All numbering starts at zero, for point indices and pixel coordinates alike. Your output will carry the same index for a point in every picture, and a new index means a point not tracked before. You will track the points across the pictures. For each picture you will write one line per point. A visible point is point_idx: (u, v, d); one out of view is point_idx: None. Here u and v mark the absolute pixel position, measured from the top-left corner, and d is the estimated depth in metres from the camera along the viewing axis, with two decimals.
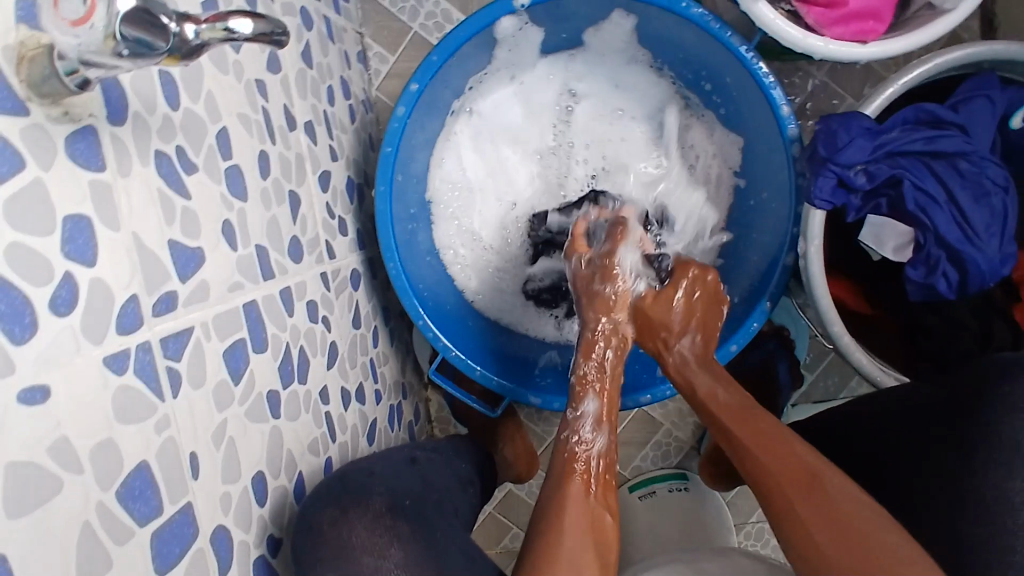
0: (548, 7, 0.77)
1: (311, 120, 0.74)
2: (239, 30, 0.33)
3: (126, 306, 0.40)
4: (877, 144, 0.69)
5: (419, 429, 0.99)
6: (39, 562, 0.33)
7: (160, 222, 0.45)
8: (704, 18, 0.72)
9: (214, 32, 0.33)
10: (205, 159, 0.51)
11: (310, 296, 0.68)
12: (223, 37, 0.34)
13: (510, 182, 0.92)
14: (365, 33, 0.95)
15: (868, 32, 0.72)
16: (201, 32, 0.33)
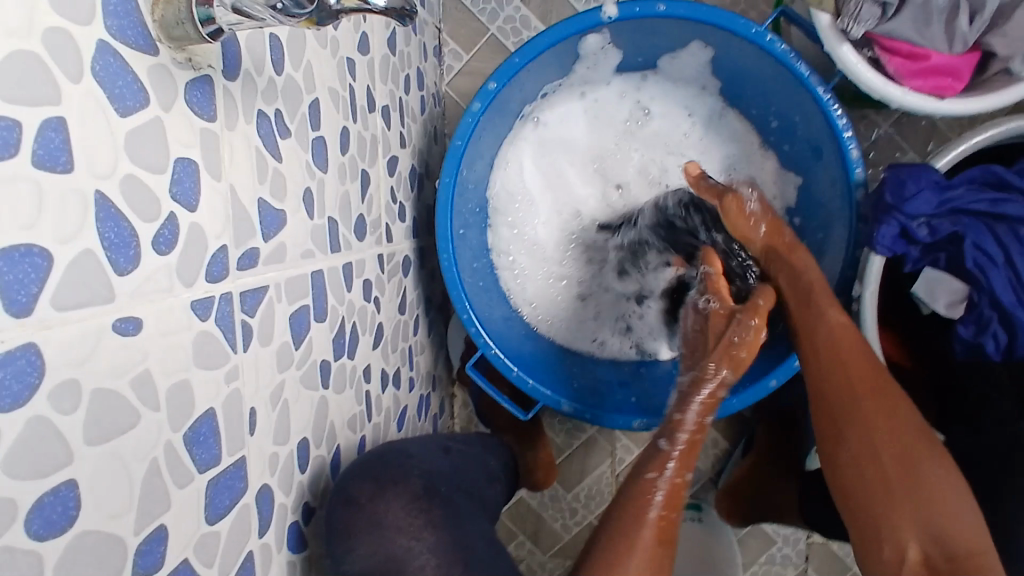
0: (634, 29, 0.77)
1: (388, 105, 0.76)
2: (373, 3, 0.35)
3: (217, 255, 0.41)
4: (944, 198, 0.69)
5: (443, 424, 0.99)
6: (111, 489, 0.34)
7: (254, 179, 0.46)
8: (786, 54, 0.72)
9: (350, 1, 0.34)
10: (297, 126, 0.52)
11: (367, 275, 0.69)
12: (356, 7, 0.34)
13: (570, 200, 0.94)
14: (444, 29, 0.97)
15: (945, 88, 0.72)
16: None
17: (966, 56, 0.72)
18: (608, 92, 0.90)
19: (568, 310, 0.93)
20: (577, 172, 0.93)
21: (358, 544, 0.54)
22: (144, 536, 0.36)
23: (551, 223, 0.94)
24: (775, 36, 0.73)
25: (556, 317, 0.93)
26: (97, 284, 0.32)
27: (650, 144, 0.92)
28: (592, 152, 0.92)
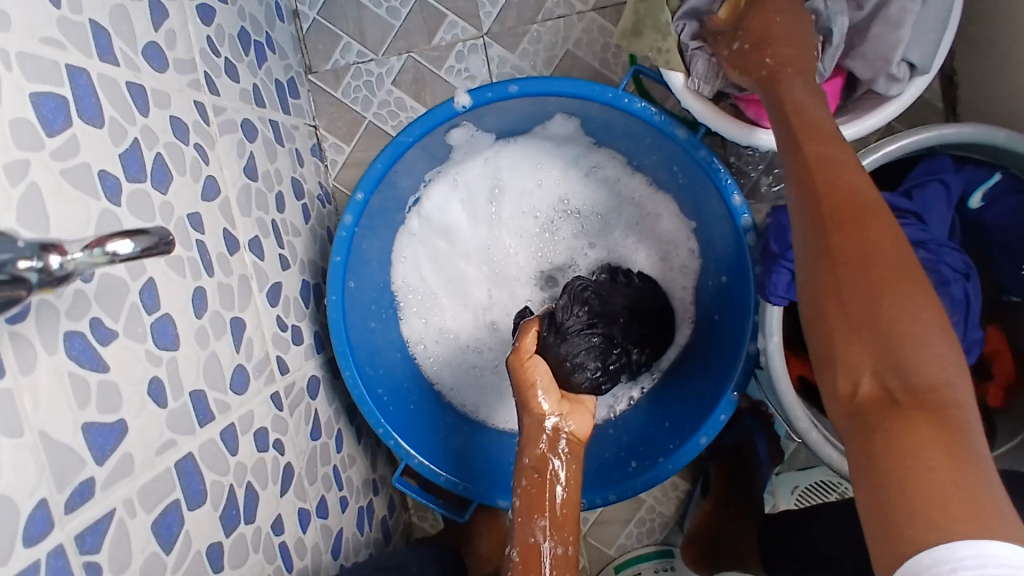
0: (495, 116, 0.77)
1: (258, 234, 0.73)
2: (117, 252, 0.32)
3: (35, 513, 0.38)
4: None
5: (394, 523, 0.96)
6: None
7: (73, 408, 0.42)
8: (648, 111, 0.71)
9: (94, 257, 0.32)
10: (126, 321, 0.49)
11: (259, 424, 0.65)
12: (106, 260, 0.33)
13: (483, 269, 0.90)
14: (319, 125, 0.94)
15: None
16: (66, 261, 0.32)
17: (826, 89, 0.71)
18: (471, 167, 0.86)
19: (498, 385, 0.89)
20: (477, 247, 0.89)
21: None
22: None
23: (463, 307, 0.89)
24: (633, 96, 0.71)
25: (490, 402, 0.89)
26: None
27: (527, 210, 0.89)
28: (479, 232, 0.89)
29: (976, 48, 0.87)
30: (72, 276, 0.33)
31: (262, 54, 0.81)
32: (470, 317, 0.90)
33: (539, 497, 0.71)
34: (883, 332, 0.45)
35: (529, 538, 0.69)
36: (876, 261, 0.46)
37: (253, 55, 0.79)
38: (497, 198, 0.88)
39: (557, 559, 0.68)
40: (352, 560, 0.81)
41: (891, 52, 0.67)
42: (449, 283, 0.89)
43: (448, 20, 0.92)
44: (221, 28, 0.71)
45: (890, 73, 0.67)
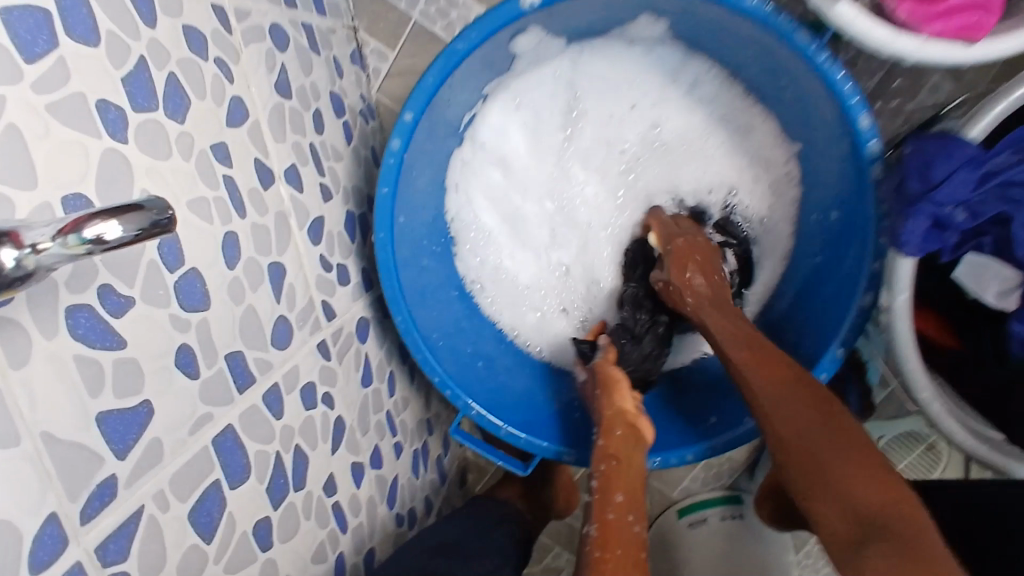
0: (566, 17, 0.65)
1: (295, 163, 0.63)
2: (101, 238, 0.25)
3: (44, 531, 0.33)
4: (982, 172, 0.56)
5: (450, 461, 0.92)
6: None
7: (82, 399, 0.36)
8: (763, 11, 0.58)
9: (69, 247, 0.25)
10: (143, 285, 0.41)
11: (305, 380, 0.59)
12: (84, 251, 0.25)
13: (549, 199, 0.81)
14: (359, 26, 0.82)
15: (975, 27, 0.56)
16: (24, 258, 0.25)
17: None
18: (542, 78, 0.75)
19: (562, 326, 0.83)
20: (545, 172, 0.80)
21: None
22: None
23: (528, 241, 0.81)
24: None
25: (555, 344, 0.82)
26: None
27: (599, 133, 0.79)
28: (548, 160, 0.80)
29: None
30: (39, 271, 0.26)
31: None
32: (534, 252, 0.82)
33: (607, 479, 0.61)
34: (830, 477, 0.48)
35: (605, 513, 0.57)
36: (790, 393, 0.55)
37: None
38: (579, 115, 0.78)
39: (637, 533, 0.55)
40: (407, 507, 0.77)
41: None
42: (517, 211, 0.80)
43: None
44: None
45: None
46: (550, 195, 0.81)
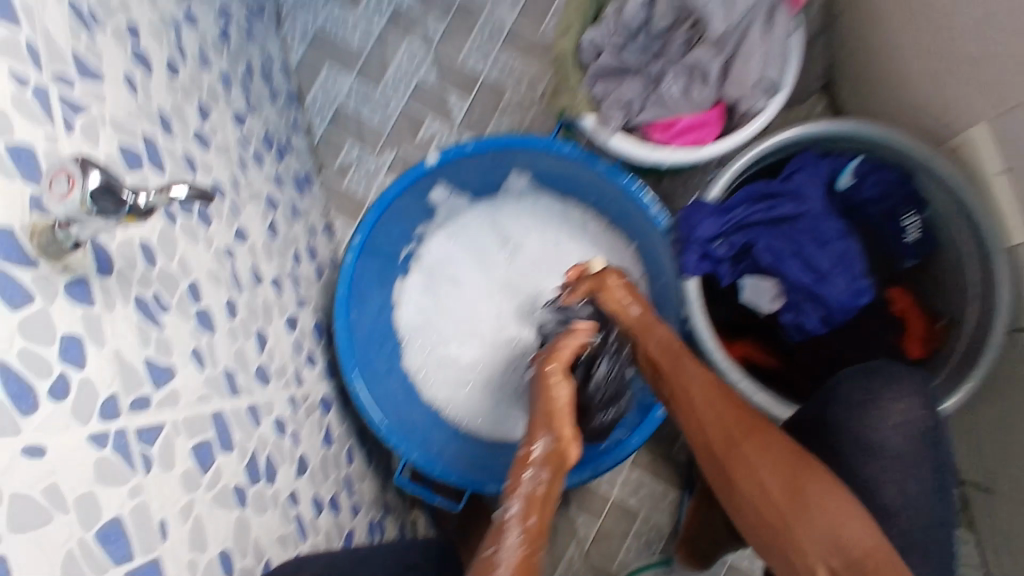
0: (459, 174, 0.98)
1: (279, 276, 0.91)
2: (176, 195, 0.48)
3: (108, 401, 0.53)
4: (726, 219, 0.80)
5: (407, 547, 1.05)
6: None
7: (137, 344, 0.59)
8: (574, 152, 0.90)
9: (161, 198, 0.48)
10: (177, 303, 0.67)
11: (277, 414, 0.80)
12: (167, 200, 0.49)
13: (483, 304, 1.05)
14: (330, 209, 1.17)
15: (702, 138, 0.85)
16: (150, 199, 0.48)
17: (712, 109, 0.85)
18: (462, 222, 1.07)
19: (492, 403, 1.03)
20: (472, 291, 1.05)
21: None
22: None
23: (464, 335, 1.04)
24: (568, 145, 0.91)
25: (485, 419, 1.02)
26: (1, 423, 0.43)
27: (512, 259, 1.06)
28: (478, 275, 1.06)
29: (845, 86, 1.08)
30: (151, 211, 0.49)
31: (282, 152, 1.06)
32: (468, 344, 1.04)
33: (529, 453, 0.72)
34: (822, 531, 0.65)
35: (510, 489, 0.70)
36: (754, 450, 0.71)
37: (275, 151, 1.03)
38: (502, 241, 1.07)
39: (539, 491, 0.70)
40: None
41: (747, 77, 0.81)
42: (450, 320, 1.05)
43: (426, 119, 1.18)
44: (250, 130, 0.96)
45: (751, 92, 0.82)
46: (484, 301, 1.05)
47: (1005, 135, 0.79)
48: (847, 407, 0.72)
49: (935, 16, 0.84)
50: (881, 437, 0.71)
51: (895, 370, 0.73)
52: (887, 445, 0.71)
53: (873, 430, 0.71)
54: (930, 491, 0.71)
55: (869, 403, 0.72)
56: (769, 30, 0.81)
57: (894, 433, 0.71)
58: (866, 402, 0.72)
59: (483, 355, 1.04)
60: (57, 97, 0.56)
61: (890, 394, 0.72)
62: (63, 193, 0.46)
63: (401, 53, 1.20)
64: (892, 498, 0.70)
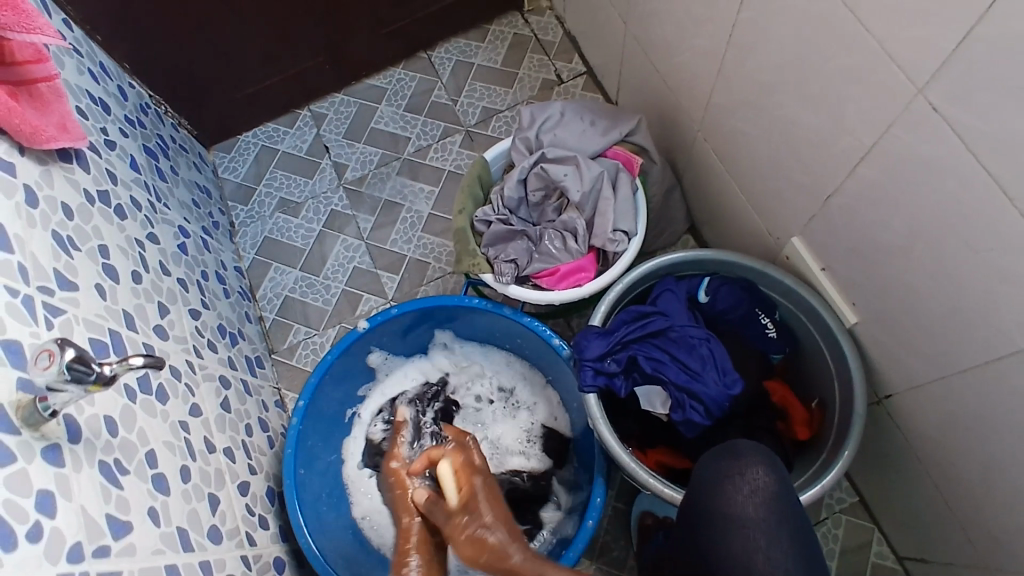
0: (389, 336, 1.13)
1: (230, 445, 1.01)
2: (136, 362, 0.62)
3: (73, 547, 0.61)
4: (610, 339, 0.96)
5: None
6: None
7: (101, 501, 0.68)
8: (483, 304, 1.07)
9: (123, 366, 0.62)
10: (135, 466, 0.76)
11: (229, 570, 0.85)
12: (127, 367, 0.62)
13: None
14: (281, 385, 1.30)
15: (582, 279, 1.05)
16: (115, 368, 0.61)
17: (586, 256, 1.07)
18: (398, 381, 1.19)
19: None
20: None
21: None
22: None
23: None
24: (477, 298, 1.09)
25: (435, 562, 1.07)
26: None
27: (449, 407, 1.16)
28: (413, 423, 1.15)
29: (708, 224, 1.31)
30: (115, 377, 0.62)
31: (235, 339, 1.20)
32: None
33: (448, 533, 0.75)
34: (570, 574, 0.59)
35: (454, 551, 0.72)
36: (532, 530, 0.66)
37: (228, 339, 1.18)
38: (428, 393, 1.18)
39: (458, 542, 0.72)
40: None
41: (605, 226, 1.04)
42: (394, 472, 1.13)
43: (364, 297, 1.36)
44: (205, 322, 1.12)
45: (611, 237, 1.04)
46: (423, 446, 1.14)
47: (813, 243, 0.99)
48: (705, 489, 0.72)
49: (742, 165, 1.09)
50: (738, 507, 0.69)
51: (742, 446, 0.74)
52: (746, 515, 0.68)
53: (726, 500, 0.70)
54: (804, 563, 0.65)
55: (725, 477, 0.72)
56: (615, 191, 1.07)
57: (748, 501, 0.69)
58: (722, 475, 0.72)
59: None
60: (40, 303, 0.72)
61: (740, 467, 0.72)
62: (46, 365, 0.59)
63: (337, 246, 1.41)
64: (759, 565, 0.64)
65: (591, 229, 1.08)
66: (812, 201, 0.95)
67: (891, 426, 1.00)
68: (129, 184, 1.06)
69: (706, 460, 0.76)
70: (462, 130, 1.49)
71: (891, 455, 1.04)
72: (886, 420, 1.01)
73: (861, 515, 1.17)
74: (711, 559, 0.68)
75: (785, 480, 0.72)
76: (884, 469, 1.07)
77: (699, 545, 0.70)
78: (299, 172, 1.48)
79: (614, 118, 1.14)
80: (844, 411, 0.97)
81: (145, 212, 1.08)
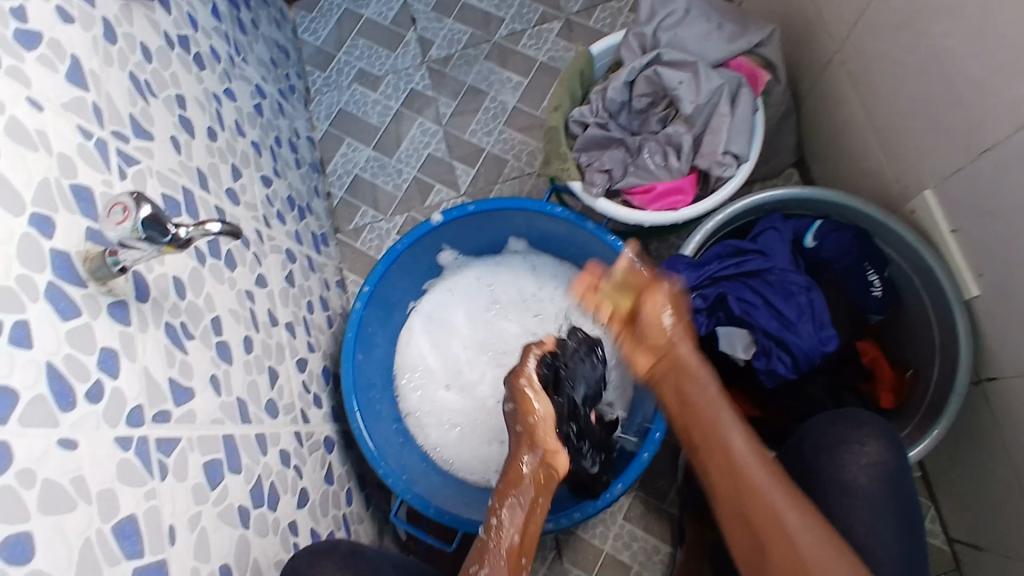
0: (460, 234, 1.08)
1: (292, 321, 0.99)
2: (212, 228, 0.58)
3: (134, 410, 0.60)
4: (699, 273, 0.89)
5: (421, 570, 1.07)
6: (48, 552, 0.47)
7: (165, 364, 0.67)
8: (565, 213, 1.00)
9: (198, 230, 0.58)
10: (201, 332, 0.75)
11: (283, 445, 0.86)
12: (203, 232, 0.58)
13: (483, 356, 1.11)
14: (343, 266, 1.27)
15: (678, 202, 0.96)
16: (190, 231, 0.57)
17: (687, 177, 0.97)
18: (465, 282, 1.15)
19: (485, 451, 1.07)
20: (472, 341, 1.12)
21: None
22: None
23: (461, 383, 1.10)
24: (559, 206, 1.01)
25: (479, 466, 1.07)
26: (45, 414, 0.50)
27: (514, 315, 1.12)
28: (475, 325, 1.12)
29: (820, 160, 1.18)
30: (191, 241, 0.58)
31: (303, 212, 1.17)
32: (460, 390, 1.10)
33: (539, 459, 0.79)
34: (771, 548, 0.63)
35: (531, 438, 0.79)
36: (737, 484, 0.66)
37: (296, 211, 1.14)
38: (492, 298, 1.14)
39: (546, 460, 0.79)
40: None
41: (716, 146, 0.94)
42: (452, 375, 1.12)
43: (435, 188, 1.30)
44: (275, 192, 1.08)
45: (719, 160, 0.94)
46: (481, 347, 1.11)
47: (948, 199, 0.88)
48: (819, 449, 0.75)
49: (880, 99, 0.95)
50: (850, 476, 0.72)
51: (863, 416, 0.75)
52: (856, 486, 0.71)
53: (840, 468, 0.72)
54: (906, 541, 0.69)
55: (839, 444, 0.74)
56: (732, 108, 0.95)
57: (863, 473, 0.72)
58: (835, 442, 0.74)
59: (477, 402, 1.09)
60: (113, 150, 0.68)
61: (859, 437, 0.74)
62: (121, 220, 0.55)
63: (414, 129, 1.33)
64: (858, 535, 0.69)
65: (696, 148, 0.97)
66: (960, 152, 0.83)
67: (986, 411, 0.93)
68: (210, 33, 0.99)
69: (822, 418, 0.77)
70: (561, 17, 1.35)
71: (977, 440, 0.97)
72: (982, 404, 0.93)
73: (919, 491, 1.11)
74: None
75: (903, 456, 0.73)
76: (963, 451, 1.00)
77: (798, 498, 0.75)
78: (381, 43, 1.38)
79: (743, 24, 1.00)
80: (940, 388, 0.89)
81: (225, 65, 1.01)
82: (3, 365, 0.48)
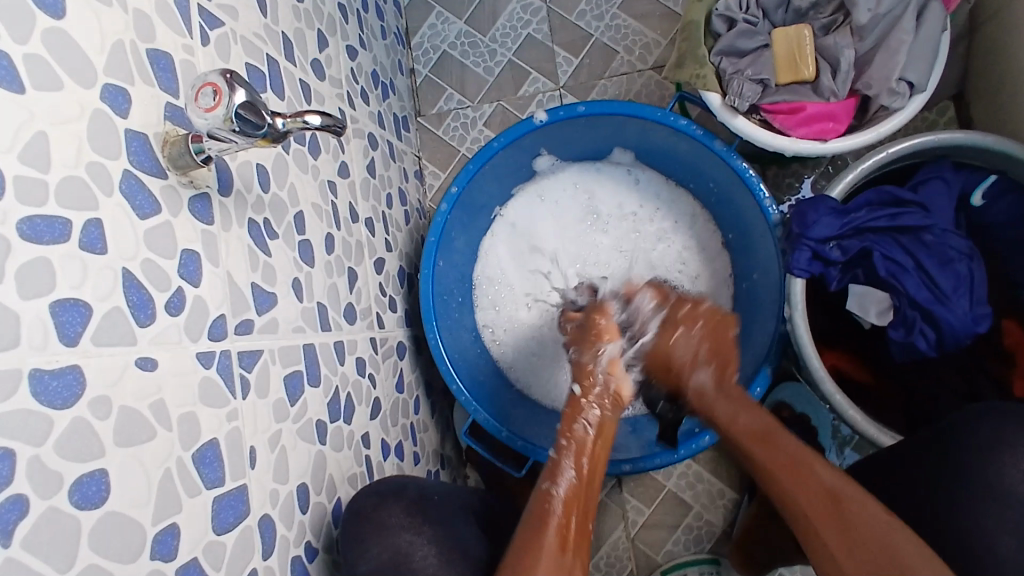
0: (561, 137, 0.95)
1: (372, 217, 0.91)
2: (312, 122, 0.48)
3: (215, 322, 0.53)
4: (845, 221, 0.76)
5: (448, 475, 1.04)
6: (125, 488, 0.42)
7: (248, 268, 0.59)
8: (690, 128, 0.86)
9: (295, 123, 0.48)
10: (284, 231, 0.67)
11: (360, 353, 0.80)
12: (301, 127, 0.49)
13: (569, 275, 1.03)
14: (423, 155, 1.17)
15: (829, 132, 0.81)
16: (286, 123, 0.48)
17: (844, 102, 0.81)
18: (554, 192, 1.04)
19: (560, 376, 1.01)
20: (559, 257, 1.03)
21: (358, 554, 0.62)
22: (160, 529, 0.44)
23: (542, 300, 1.02)
24: (684, 119, 0.87)
25: (551, 389, 1.01)
26: (124, 330, 0.44)
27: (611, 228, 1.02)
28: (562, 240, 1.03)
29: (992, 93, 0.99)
30: (287, 135, 0.49)
31: (386, 91, 1.05)
32: (539, 308, 1.02)
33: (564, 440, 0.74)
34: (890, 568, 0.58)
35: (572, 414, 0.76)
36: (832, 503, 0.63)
37: (380, 90, 1.02)
38: (585, 212, 1.04)
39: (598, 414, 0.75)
40: None
41: (890, 71, 0.77)
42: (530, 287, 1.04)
43: (531, 76, 1.15)
44: (360, 66, 0.96)
45: (892, 88, 0.77)
46: (567, 264, 1.03)
47: None
48: (968, 444, 0.66)
49: None
50: (1004, 482, 0.64)
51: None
52: (1009, 494, 0.64)
53: (993, 470, 0.64)
54: None
55: (997, 445, 0.65)
56: (921, 22, 0.78)
57: (1019, 481, 0.64)
58: (993, 443, 0.65)
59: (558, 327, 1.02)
60: (195, 7, 0.56)
61: (1019, 438, 0.65)
62: (211, 106, 0.45)
63: (513, 3, 1.16)
64: (987, 546, 0.62)
65: (863, 67, 0.81)
66: None
67: None
68: None
69: (980, 408, 0.69)
70: None
71: None
72: None
73: None
74: (946, 515, 0.66)
75: None
76: None
77: (931, 489, 0.67)
78: None
79: None
80: None
81: None
82: (76, 274, 0.41)
